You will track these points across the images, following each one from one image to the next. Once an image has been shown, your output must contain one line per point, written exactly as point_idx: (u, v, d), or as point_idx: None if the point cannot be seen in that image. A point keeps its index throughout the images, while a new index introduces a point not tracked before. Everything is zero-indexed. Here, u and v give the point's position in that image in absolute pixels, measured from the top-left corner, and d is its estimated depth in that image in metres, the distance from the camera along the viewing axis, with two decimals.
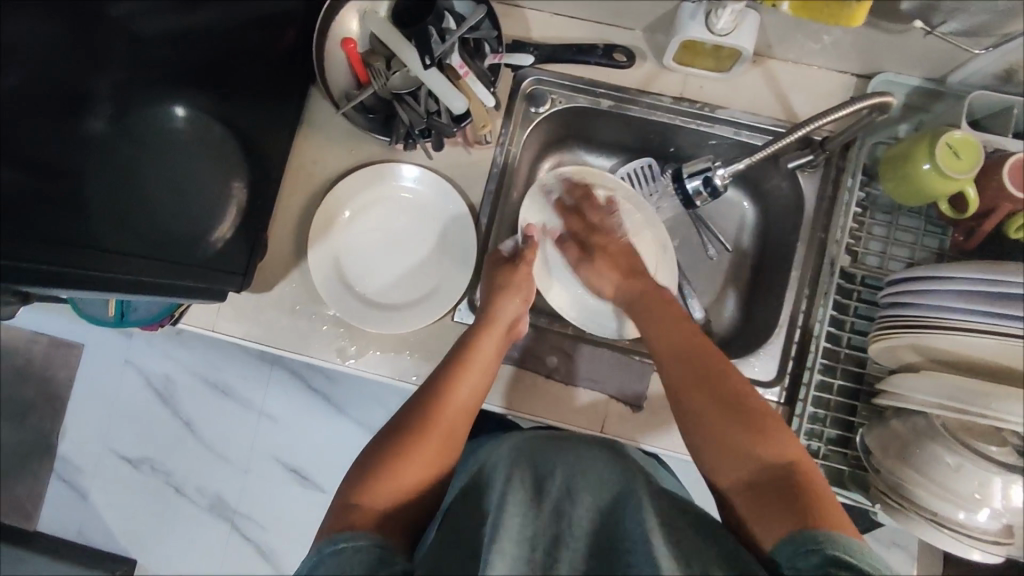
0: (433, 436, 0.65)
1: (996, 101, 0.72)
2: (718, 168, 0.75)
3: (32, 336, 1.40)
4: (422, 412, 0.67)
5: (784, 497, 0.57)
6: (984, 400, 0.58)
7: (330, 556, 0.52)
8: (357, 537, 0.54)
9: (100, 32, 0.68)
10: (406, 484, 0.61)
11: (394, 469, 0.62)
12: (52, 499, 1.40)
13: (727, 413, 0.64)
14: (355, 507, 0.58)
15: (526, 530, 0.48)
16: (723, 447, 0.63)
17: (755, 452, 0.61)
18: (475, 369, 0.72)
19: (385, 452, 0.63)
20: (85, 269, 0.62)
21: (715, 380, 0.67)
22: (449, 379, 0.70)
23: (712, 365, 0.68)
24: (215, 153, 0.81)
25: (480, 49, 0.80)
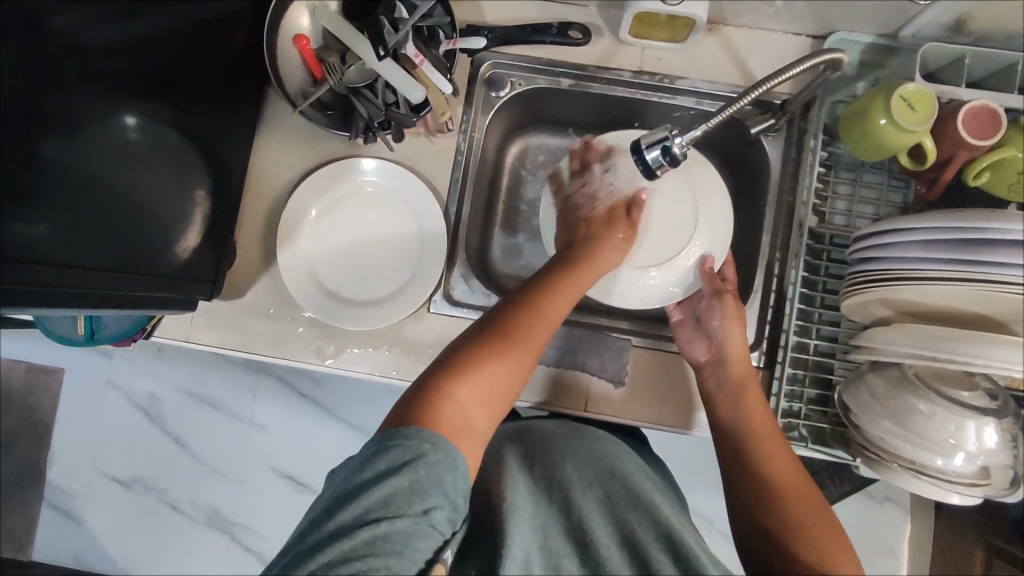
0: (523, 352, 0.63)
1: (948, 52, 0.72)
2: (676, 134, 0.63)
3: (10, 364, 1.37)
4: (512, 319, 0.64)
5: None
6: (953, 346, 0.59)
7: (414, 462, 0.51)
8: (441, 445, 0.52)
9: (46, 47, 0.63)
10: (488, 391, 0.59)
11: (480, 376, 0.59)
12: (45, 527, 1.38)
13: (800, 512, 0.62)
14: (439, 400, 0.57)
15: (538, 516, 0.60)
16: (789, 538, 0.60)
17: (815, 555, 0.59)
18: (568, 294, 0.69)
19: (472, 347, 0.62)
20: (46, 287, 0.61)
21: (788, 470, 0.66)
22: (541, 295, 0.67)
23: (777, 443, 0.68)
24: (175, 162, 0.78)
25: (434, 37, 0.79)
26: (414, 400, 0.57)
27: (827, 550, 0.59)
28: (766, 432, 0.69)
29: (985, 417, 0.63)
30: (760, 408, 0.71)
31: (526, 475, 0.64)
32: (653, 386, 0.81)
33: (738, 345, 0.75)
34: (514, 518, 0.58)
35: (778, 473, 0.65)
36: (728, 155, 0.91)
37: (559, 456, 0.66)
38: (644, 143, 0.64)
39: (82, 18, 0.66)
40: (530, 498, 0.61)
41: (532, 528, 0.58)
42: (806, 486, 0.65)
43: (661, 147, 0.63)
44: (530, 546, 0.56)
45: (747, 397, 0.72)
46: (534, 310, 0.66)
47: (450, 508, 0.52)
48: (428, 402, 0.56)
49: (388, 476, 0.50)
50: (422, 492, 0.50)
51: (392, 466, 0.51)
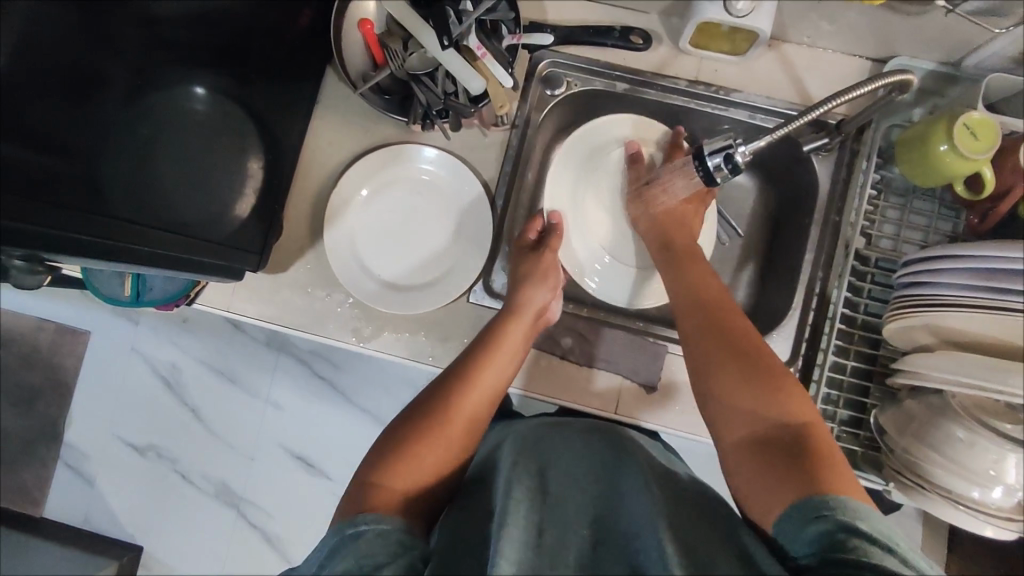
0: (453, 432, 0.65)
1: (1012, 84, 0.72)
2: (739, 144, 0.63)
3: (40, 323, 1.40)
4: (444, 402, 0.66)
5: (790, 452, 0.56)
6: (998, 376, 0.59)
7: (353, 542, 0.50)
8: (377, 520, 0.52)
9: (116, 15, 0.71)
10: (421, 475, 0.60)
11: (415, 466, 0.61)
12: (59, 486, 1.41)
13: (742, 368, 0.63)
14: (374, 490, 0.57)
15: (532, 514, 0.52)
16: (739, 394, 0.62)
17: (766, 403, 0.60)
18: (505, 359, 0.72)
19: (407, 437, 0.63)
20: (109, 240, 0.63)
21: (733, 334, 0.67)
22: (474, 364, 0.70)
23: (739, 332, 0.67)
24: (231, 137, 0.81)
25: (497, 31, 0.79)
26: (357, 491, 0.57)
27: (778, 398, 0.60)
28: (723, 310, 0.70)
29: None
30: (708, 282, 0.74)
31: (520, 476, 0.57)
32: (687, 392, 0.81)
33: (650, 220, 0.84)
34: (510, 519, 0.51)
35: (728, 339, 0.66)
36: (773, 171, 0.91)
37: (554, 458, 0.60)
38: (706, 150, 0.64)
39: None
40: (525, 497, 0.53)
41: (526, 528, 0.50)
42: (755, 343, 0.66)
43: (724, 154, 0.63)
44: (525, 549, 0.49)
45: (686, 267, 0.76)
46: (473, 386, 0.68)
47: (404, 554, 0.50)
48: (364, 492, 0.57)
49: (335, 559, 0.49)
50: (371, 556, 0.49)
51: (337, 552, 0.50)
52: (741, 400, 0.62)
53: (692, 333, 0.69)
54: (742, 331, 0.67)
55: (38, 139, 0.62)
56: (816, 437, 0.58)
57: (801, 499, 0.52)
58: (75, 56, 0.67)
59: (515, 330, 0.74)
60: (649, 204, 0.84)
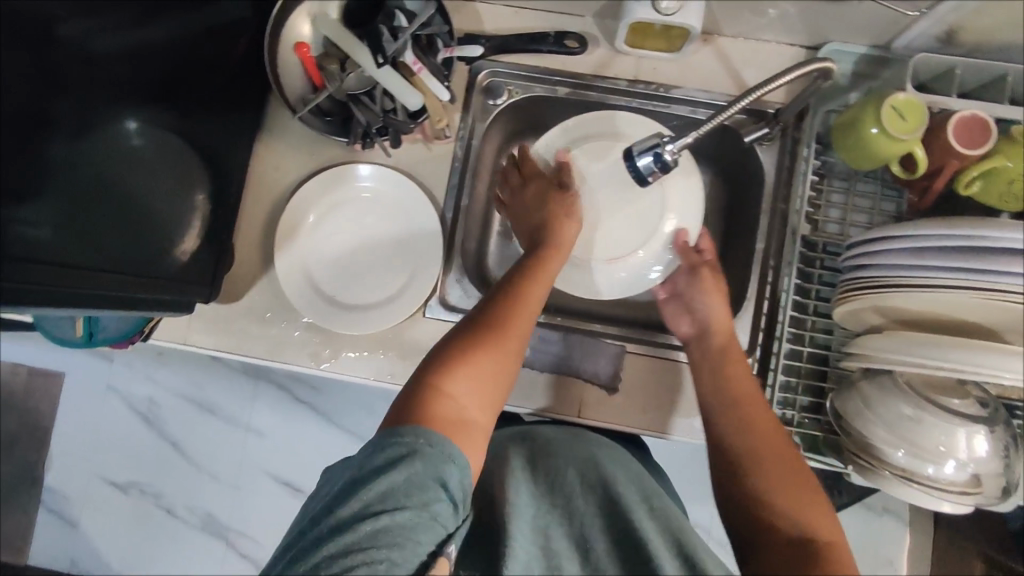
0: (507, 344, 0.63)
1: (939, 64, 0.73)
2: (667, 142, 0.63)
3: (10, 368, 1.38)
4: (498, 318, 0.64)
5: (805, 569, 0.56)
6: (964, 356, 0.58)
7: (412, 457, 0.51)
8: (432, 436, 0.53)
9: (54, 54, 0.69)
10: (478, 393, 0.59)
11: (474, 385, 0.59)
12: (41, 531, 1.39)
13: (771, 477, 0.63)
14: (428, 397, 0.57)
15: (537, 518, 0.58)
16: (766, 501, 0.62)
17: (792, 509, 0.60)
18: (548, 283, 0.70)
19: (466, 348, 0.61)
20: (52, 286, 0.61)
21: (768, 438, 0.65)
22: (520, 281, 0.68)
23: (771, 434, 0.65)
24: (175, 168, 0.81)
25: (432, 46, 0.80)
26: (413, 397, 0.57)
27: (801, 513, 0.60)
28: (762, 413, 0.67)
29: (975, 425, 0.64)
30: (741, 372, 0.71)
31: (526, 477, 0.61)
32: (648, 389, 0.81)
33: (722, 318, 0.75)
34: (516, 520, 0.57)
35: (758, 444, 0.65)
36: (723, 164, 0.91)
37: (560, 458, 0.63)
38: (635, 149, 0.64)
39: (92, 26, 0.72)
40: (530, 501, 0.58)
41: (531, 532, 0.56)
42: (789, 453, 0.64)
43: (653, 152, 0.63)
44: (531, 553, 0.55)
45: (729, 369, 0.71)
46: (523, 307, 0.66)
47: (452, 504, 0.51)
48: (418, 399, 0.56)
49: (388, 468, 0.50)
50: (420, 485, 0.50)
51: (392, 460, 0.51)
52: (768, 504, 0.62)
53: (719, 432, 0.68)
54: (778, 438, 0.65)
55: None
56: (838, 559, 0.57)
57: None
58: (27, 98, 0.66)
59: (557, 262, 0.73)
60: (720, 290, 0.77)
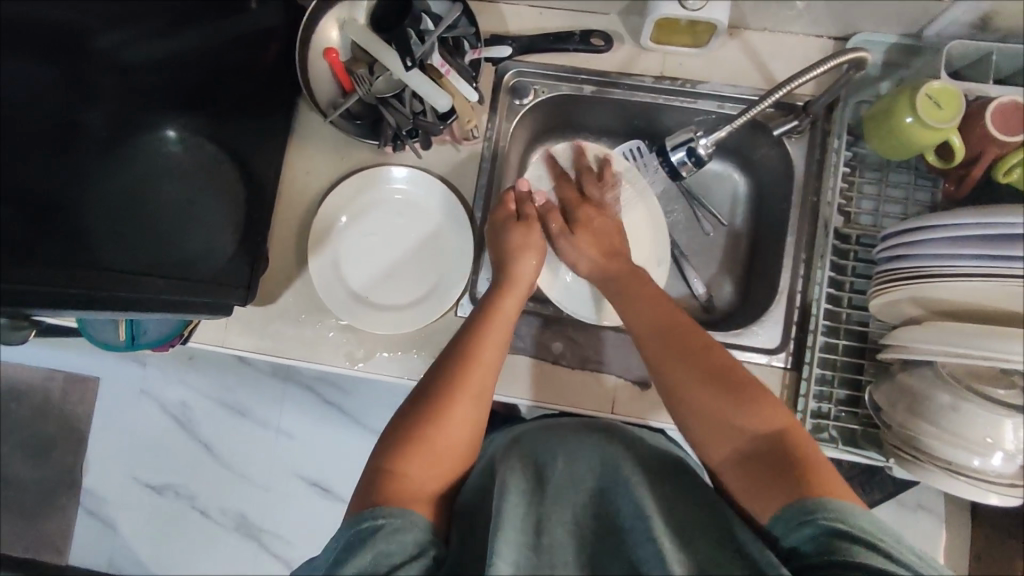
0: (460, 405, 0.64)
1: (974, 49, 0.72)
2: (700, 137, 0.68)
3: (49, 373, 1.42)
4: (450, 387, 0.65)
5: (770, 467, 0.56)
6: (998, 343, 0.58)
7: (370, 536, 0.51)
8: (393, 513, 0.53)
9: (88, 63, 0.70)
10: (436, 464, 0.60)
11: (422, 455, 0.60)
12: (80, 532, 1.42)
13: (707, 381, 0.63)
14: (387, 477, 0.58)
15: (530, 513, 0.51)
16: (706, 409, 0.62)
17: (743, 419, 0.60)
18: (499, 335, 0.71)
19: (418, 425, 0.62)
20: (96, 289, 0.63)
21: (686, 347, 0.66)
22: (471, 337, 0.70)
23: (703, 352, 0.66)
24: (208, 172, 0.82)
25: (459, 47, 0.81)
26: (371, 483, 0.57)
27: (744, 408, 0.60)
28: (685, 328, 0.68)
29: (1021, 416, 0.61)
30: (663, 302, 0.72)
31: (513, 471, 0.55)
32: None
33: (591, 265, 0.79)
34: (505, 521, 0.49)
35: (687, 356, 0.65)
36: (750, 158, 0.91)
37: (547, 453, 0.59)
38: (669, 145, 0.69)
39: (122, 37, 0.72)
40: (523, 496, 0.52)
41: (524, 525, 0.50)
42: (716, 356, 0.65)
43: (686, 148, 0.68)
44: (526, 550, 0.49)
45: (638, 289, 0.74)
46: (472, 365, 0.67)
47: (419, 556, 0.51)
48: (375, 480, 0.57)
49: (350, 555, 0.50)
50: (385, 557, 0.50)
51: (354, 546, 0.51)
52: (721, 419, 0.61)
53: (648, 352, 0.68)
54: (705, 345, 0.66)
55: (22, 197, 0.60)
56: (796, 444, 0.58)
57: (791, 509, 0.52)
58: (58, 107, 0.67)
59: (507, 303, 0.74)
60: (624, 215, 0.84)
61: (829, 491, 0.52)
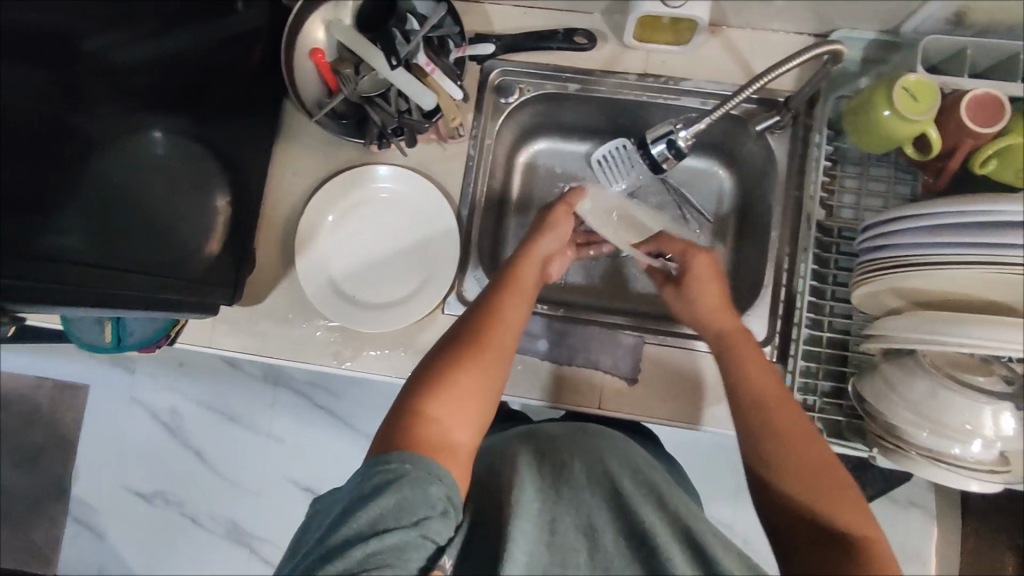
0: (488, 360, 0.64)
1: (948, 45, 0.73)
2: (680, 129, 0.70)
3: (36, 381, 1.41)
4: (475, 337, 0.65)
5: (848, 565, 0.53)
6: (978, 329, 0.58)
7: (396, 483, 0.51)
8: (420, 460, 0.53)
9: (80, 67, 0.70)
10: (461, 408, 0.59)
11: (450, 403, 0.59)
12: (70, 541, 1.41)
13: (800, 465, 0.59)
14: (414, 419, 0.57)
15: (543, 511, 0.53)
16: (789, 473, 0.59)
17: (833, 516, 0.56)
18: (522, 297, 0.71)
19: (440, 369, 0.62)
20: (79, 284, 0.63)
21: (789, 423, 0.62)
22: (497, 301, 0.69)
23: (801, 429, 0.61)
24: (195, 173, 0.82)
25: (444, 46, 0.82)
26: (394, 423, 0.57)
27: (833, 505, 0.56)
28: (785, 409, 0.63)
29: (1001, 402, 0.62)
30: (767, 373, 0.66)
31: (532, 473, 0.57)
32: (668, 379, 0.81)
33: (715, 325, 0.73)
34: (520, 514, 0.51)
35: (789, 431, 0.61)
36: (735, 155, 0.92)
37: (564, 457, 0.61)
38: (651, 138, 0.71)
39: (111, 41, 0.73)
40: (538, 493, 0.54)
41: (538, 523, 0.52)
42: (818, 441, 0.61)
43: (666, 140, 0.70)
44: (535, 545, 0.50)
45: (746, 358, 0.68)
46: (498, 321, 0.67)
47: (442, 515, 0.51)
48: (402, 422, 0.57)
49: (374, 496, 0.50)
50: (409, 505, 0.50)
51: (378, 488, 0.51)
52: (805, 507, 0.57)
53: (742, 423, 0.64)
54: (806, 428, 0.61)
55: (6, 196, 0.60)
56: (875, 554, 0.54)
57: None
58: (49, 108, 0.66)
59: (529, 271, 0.74)
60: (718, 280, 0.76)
61: None
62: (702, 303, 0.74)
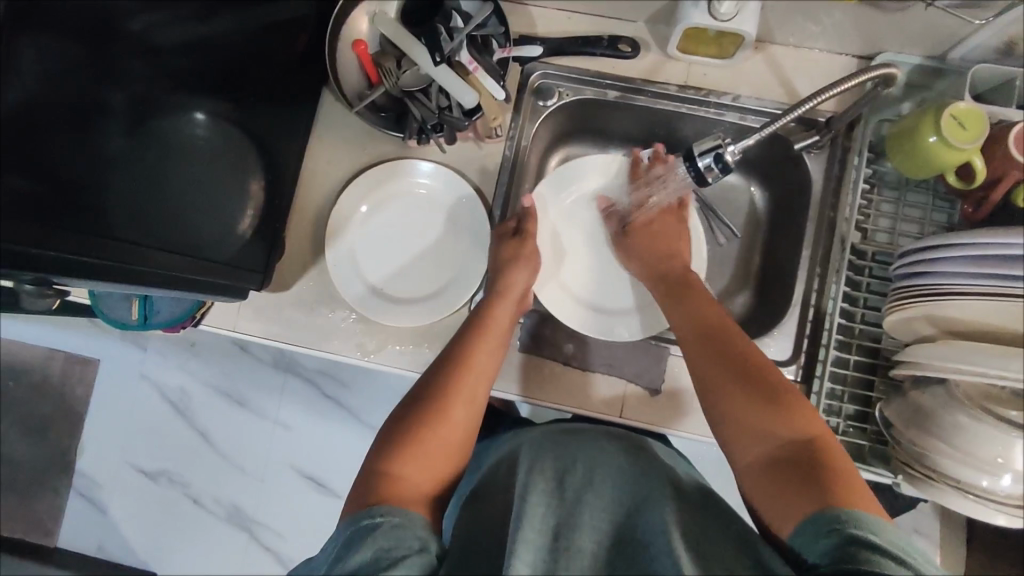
0: (454, 414, 0.65)
1: (998, 74, 0.73)
2: (729, 144, 0.69)
3: (49, 353, 1.41)
4: (445, 386, 0.67)
5: (802, 471, 0.56)
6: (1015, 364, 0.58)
7: (370, 531, 0.51)
8: (392, 511, 0.54)
9: (118, 46, 0.68)
10: (429, 463, 0.61)
11: (420, 458, 0.61)
12: (72, 515, 1.41)
13: (742, 383, 0.64)
14: (382, 477, 0.58)
15: (549, 517, 0.50)
16: (747, 414, 0.62)
17: (779, 425, 0.60)
18: (493, 344, 0.73)
19: (406, 428, 0.63)
20: (116, 261, 0.63)
21: (729, 348, 0.68)
22: (467, 349, 0.71)
23: (740, 349, 0.68)
24: (235, 155, 0.81)
25: (487, 45, 0.82)
26: (363, 483, 0.58)
27: (776, 413, 0.61)
28: (730, 336, 0.70)
29: None
30: (711, 309, 0.74)
31: (538, 473, 0.54)
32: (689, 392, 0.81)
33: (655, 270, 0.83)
34: (523, 522, 0.49)
35: (731, 357, 0.67)
36: (768, 172, 0.92)
37: (569, 457, 0.57)
38: (696, 151, 0.69)
39: (158, 19, 0.70)
40: (543, 499, 0.51)
41: (544, 531, 0.49)
42: (760, 361, 0.67)
43: (714, 154, 0.69)
44: (539, 555, 0.47)
45: (692, 298, 0.76)
46: (467, 371, 0.69)
47: (422, 551, 0.50)
48: (372, 481, 0.58)
49: (352, 551, 0.50)
50: (385, 550, 0.49)
51: (355, 542, 0.51)
52: (753, 423, 0.62)
53: (694, 356, 0.70)
54: (745, 351, 0.68)
55: (51, 175, 0.60)
56: (826, 453, 0.58)
57: (819, 514, 0.52)
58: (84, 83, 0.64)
59: (501, 314, 0.76)
60: (651, 238, 0.85)
61: (852, 500, 0.52)
62: (634, 261, 0.85)
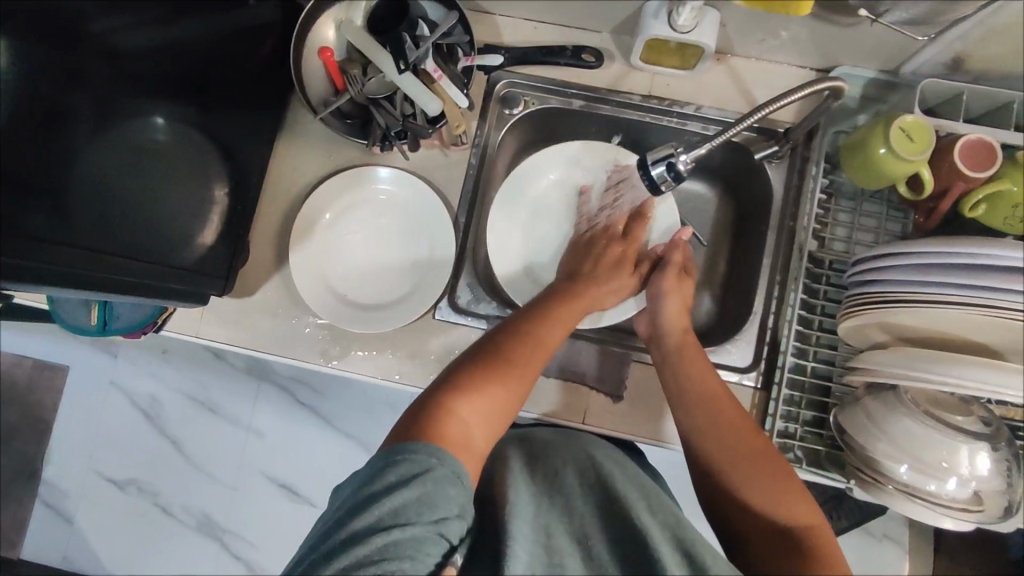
0: (518, 379, 0.65)
1: (947, 90, 0.75)
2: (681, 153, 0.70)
3: (15, 360, 1.38)
4: (512, 351, 0.67)
5: (790, 549, 0.58)
6: (966, 371, 0.59)
7: (421, 476, 0.50)
8: (446, 457, 0.53)
9: (80, 50, 0.66)
10: (484, 419, 0.60)
11: (479, 409, 0.60)
12: (37, 525, 1.38)
13: (741, 453, 0.65)
14: (440, 413, 0.58)
15: (536, 515, 0.51)
16: (748, 485, 0.63)
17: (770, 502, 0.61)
18: (561, 321, 0.73)
19: (467, 377, 0.62)
20: (71, 268, 0.63)
21: (728, 415, 0.68)
22: (538, 322, 0.71)
23: (739, 419, 0.67)
24: (199, 160, 0.81)
25: (453, 53, 0.83)
26: (417, 420, 0.57)
27: (769, 487, 0.62)
28: (728, 403, 0.69)
29: (978, 442, 0.65)
30: (709, 372, 0.72)
31: (523, 479, 0.55)
32: (651, 397, 0.82)
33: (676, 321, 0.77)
34: (513, 518, 0.49)
35: (725, 426, 0.67)
36: (732, 181, 0.93)
37: (552, 465, 0.58)
38: (650, 159, 0.70)
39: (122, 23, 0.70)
40: (530, 499, 0.52)
41: (533, 526, 0.49)
42: (756, 436, 0.66)
43: (666, 163, 0.69)
44: (533, 549, 0.47)
45: (691, 360, 0.73)
46: (533, 342, 0.69)
47: (459, 517, 0.50)
48: (430, 415, 0.57)
49: (397, 488, 0.50)
50: (431, 503, 0.49)
51: (399, 481, 0.50)
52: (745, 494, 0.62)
53: (687, 423, 0.69)
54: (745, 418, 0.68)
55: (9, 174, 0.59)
56: (816, 535, 0.59)
57: None
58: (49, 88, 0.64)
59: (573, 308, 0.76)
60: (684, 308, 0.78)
61: None
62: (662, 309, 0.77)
